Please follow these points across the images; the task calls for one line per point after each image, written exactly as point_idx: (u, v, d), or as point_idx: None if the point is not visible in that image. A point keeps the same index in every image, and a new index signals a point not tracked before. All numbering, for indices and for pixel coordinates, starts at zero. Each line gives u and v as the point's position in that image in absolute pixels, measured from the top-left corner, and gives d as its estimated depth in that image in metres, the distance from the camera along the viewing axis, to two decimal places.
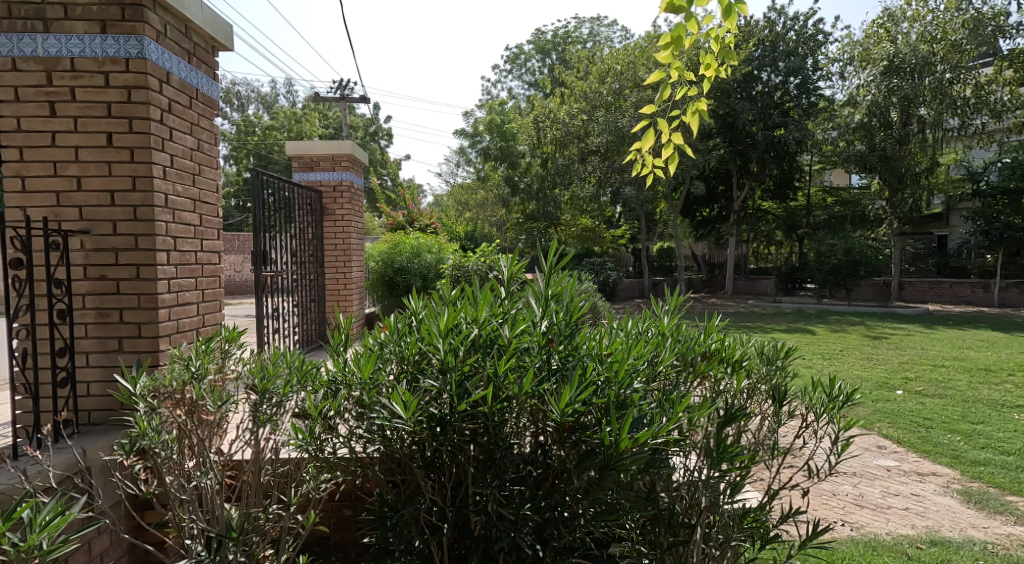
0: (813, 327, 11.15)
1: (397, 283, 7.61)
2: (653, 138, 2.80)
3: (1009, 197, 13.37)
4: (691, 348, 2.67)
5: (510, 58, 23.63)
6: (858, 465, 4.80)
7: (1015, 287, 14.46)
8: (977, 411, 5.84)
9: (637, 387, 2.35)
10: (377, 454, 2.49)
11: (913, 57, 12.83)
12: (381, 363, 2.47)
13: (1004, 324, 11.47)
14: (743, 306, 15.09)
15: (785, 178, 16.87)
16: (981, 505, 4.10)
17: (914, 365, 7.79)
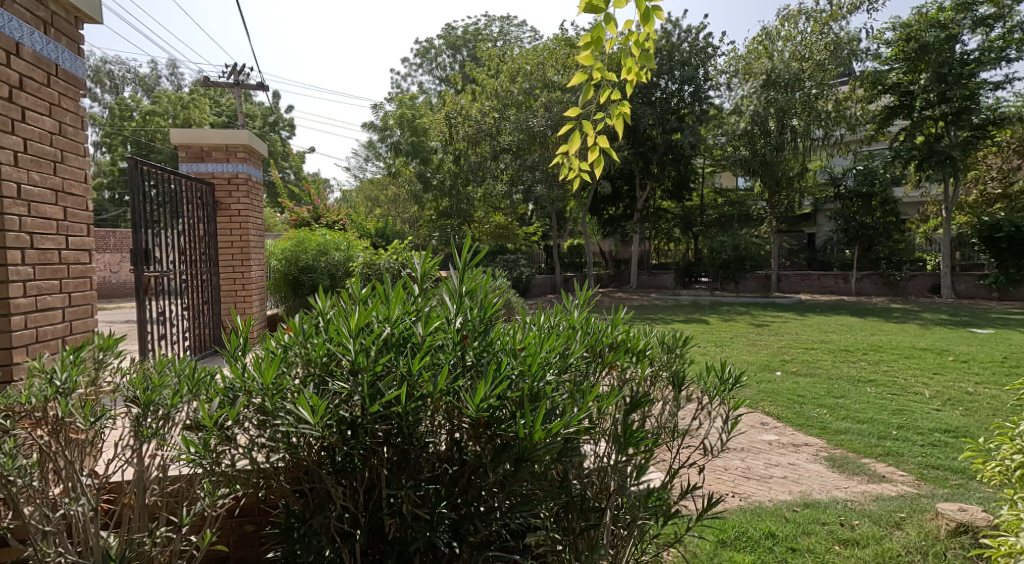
0: (707, 317, 11.55)
1: (302, 282, 7.32)
2: (578, 141, 2.76)
3: (862, 199, 14.84)
4: (599, 339, 2.66)
5: (419, 52, 23.26)
6: (744, 441, 4.94)
7: (868, 279, 16.04)
8: (838, 387, 6.28)
9: (549, 379, 2.31)
10: (280, 464, 2.33)
11: (786, 73, 14.05)
12: (286, 368, 2.31)
13: (862, 310, 12.68)
14: (646, 298, 15.52)
15: (682, 179, 17.44)
16: (842, 469, 4.36)
17: (790, 348, 8.25)
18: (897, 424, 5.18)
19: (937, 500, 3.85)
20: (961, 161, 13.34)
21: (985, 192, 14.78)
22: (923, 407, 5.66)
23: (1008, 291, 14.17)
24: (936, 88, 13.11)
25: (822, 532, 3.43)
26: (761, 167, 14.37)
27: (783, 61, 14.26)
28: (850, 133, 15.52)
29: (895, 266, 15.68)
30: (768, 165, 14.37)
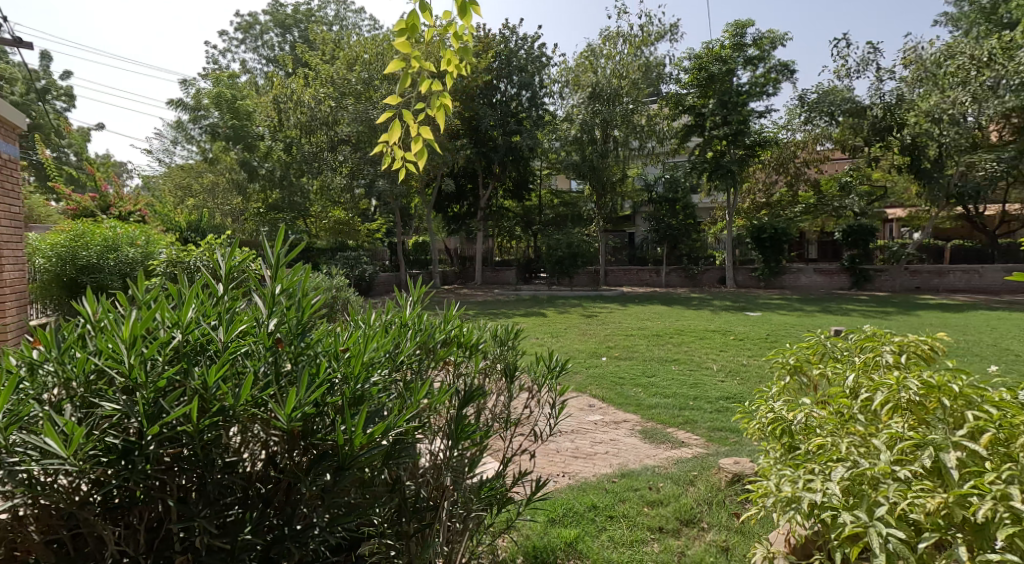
0: (544, 310, 12.58)
1: (82, 281, 7.47)
2: (398, 131, 3.28)
3: (668, 203, 17.49)
4: (403, 354, 2.94)
5: (243, 27, 22.87)
6: (573, 423, 5.80)
7: (675, 271, 18.77)
8: (650, 368, 7.53)
9: (374, 381, 2.42)
10: (26, 511, 2.10)
11: (608, 88, 15.47)
12: (31, 390, 2.10)
13: (667, 300, 14.73)
14: (489, 294, 16.36)
15: (521, 180, 18.50)
16: (654, 439, 5.35)
17: (615, 336, 9.43)
18: (693, 396, 6.43)
19: (719, 455, 4.93)
20: (737, 174, 16.24)
21: (753, 200, 18.86)
22: (712, 380, 7.09)
23: (771, 279, 18.17)
24: (721, 113, 15.81)
25: (634, 497, 4.14)
26: (590, 171, 15.89)
27: (605, 77, 15.62)
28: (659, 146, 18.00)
29: (692, 260, 18.59)
30: (596, 170, 15.88)
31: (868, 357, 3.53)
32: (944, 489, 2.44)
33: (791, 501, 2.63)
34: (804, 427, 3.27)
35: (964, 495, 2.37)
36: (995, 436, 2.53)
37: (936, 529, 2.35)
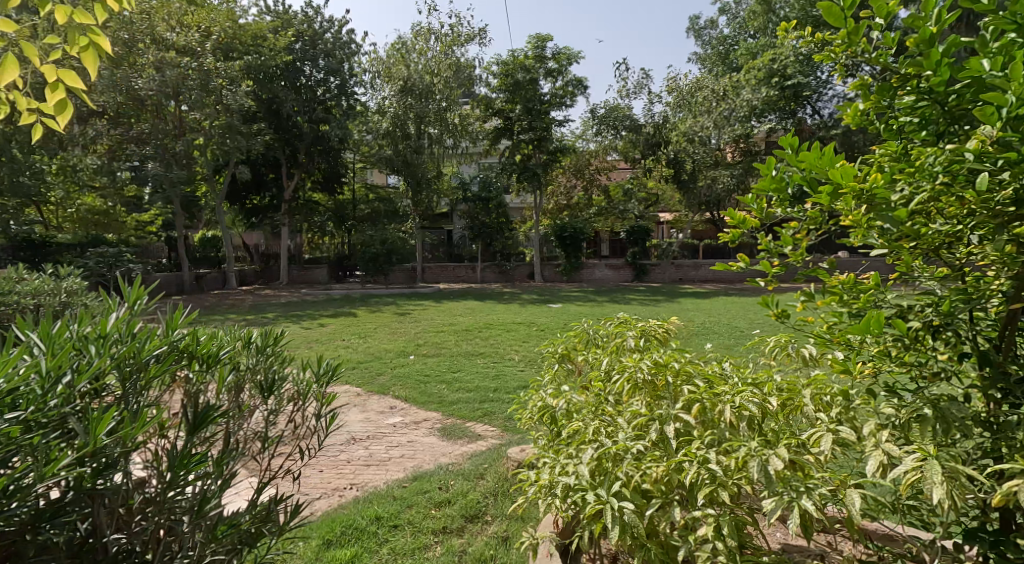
0: (355, 310, 13.14)
1: None
2: (30, 63, 2.91)
3: (482, 203, 18.15)
4: (76, 374, 2.25)
5: None
6: (372, 427, 6.36)
7: (490, 269, 19.94)
8: (457, 361, 8.64)
9: (11, 417, 2.02)
10: None
11: (420, 83, 16.56)
12: None
13: (481, 296, 15.71)
14: (296, 295, 16.43)
15: (332, 172, 18.93)
16: (452, 436, 6.10)
17: (430, 332, 10.47)
18: (495, 387, 7.53)
19: (509, 446, 5.78)
20: (543, 176, 17.73)
21: (557, 202, 20.93)
22: (511, 368, 8.29)
23: (574, 274, 20.09)
24: (526, 119, 17.19)
25: (422, 501, 4.37)
26: (403, 166, 16.83)
27: (417, 72, 16.69)
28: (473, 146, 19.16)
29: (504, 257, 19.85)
30: (410, 165, 16.83)
31: (618, 342, 4.77)
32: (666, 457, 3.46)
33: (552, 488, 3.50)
34: (564, 412, 4.29)
35: (677, 464, 3.31)
36: (699, 405, 3.64)
37: (659, 493, 3.28)
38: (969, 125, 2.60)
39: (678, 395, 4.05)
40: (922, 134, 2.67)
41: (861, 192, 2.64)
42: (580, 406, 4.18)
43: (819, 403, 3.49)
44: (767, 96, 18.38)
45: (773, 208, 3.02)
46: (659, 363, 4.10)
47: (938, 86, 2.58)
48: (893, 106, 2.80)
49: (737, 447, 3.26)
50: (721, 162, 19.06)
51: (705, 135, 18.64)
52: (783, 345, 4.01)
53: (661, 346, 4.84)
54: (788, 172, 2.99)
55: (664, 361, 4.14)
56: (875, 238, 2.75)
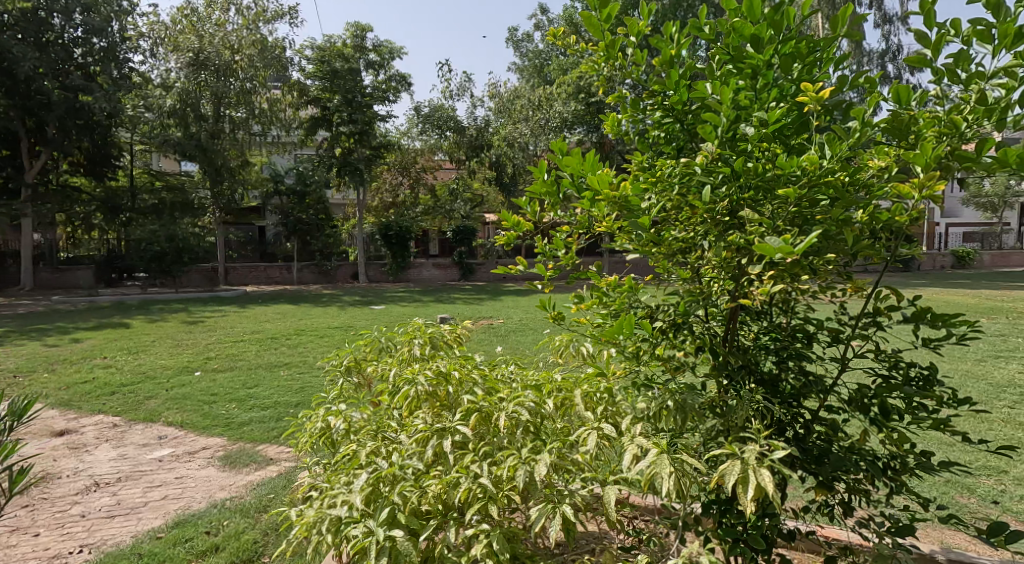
0: (129, 320, 11.76)
1: None
2: None
3: (297, 197, 17.27)
4: None
5: None
6: (132, 466, 6.19)
7: (307, 268, 18.87)
8: (256, 376, 8.71)
9: None
10: None
11: (217, 58, 15.15)
12: None
13: (295, 298, 14.66)
14: (49, 303, 14.37)
15: (100, 156, 16.77)
16: (234, 465, 6.19)
17: (220, 343, 10.21)
18: (295, 402, 7.74)
19: (299, 468, 6.00)
20: (365, 172, 17.12)
21: (381, 199, 20.32)
22: (314, 381, 8.53)
23: (400, 274, 19.63)
24: (346, 110, 16.24)
25: (179, 555, 4.53)
26: (197, 150, 15.16)
27: (212, 44, 15.18)
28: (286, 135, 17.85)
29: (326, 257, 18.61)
30: (206, 150, 15.24)
31: (404, 352, 4.84)
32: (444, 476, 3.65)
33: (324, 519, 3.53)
34: (343, 432, 4.29)
35: (452, 482, 3.53)
36: (479, 415, 3.87)
37: (436, 512, 3.51)
38: (699, 139, 3.39)
39: (461, 405, 4.17)
40: (667, 146, 3.44)
41: (614, 198, 3.17)
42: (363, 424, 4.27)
43: (588, 401, 3.84)
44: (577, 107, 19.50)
45: (551, 209, 3.55)
46: (440, 375, 4.20)
47: (677, 105, 3.31)
48: (642, 120, 3.51)
49: (509, 458, 3.58)
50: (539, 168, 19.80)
51: (524, 140, 19.28)
52: (565, 343, 4.30)
53: (449, 352, 4.96)
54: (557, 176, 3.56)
55: (445, 372, 4.25)
56: (631, 242, 3.34)
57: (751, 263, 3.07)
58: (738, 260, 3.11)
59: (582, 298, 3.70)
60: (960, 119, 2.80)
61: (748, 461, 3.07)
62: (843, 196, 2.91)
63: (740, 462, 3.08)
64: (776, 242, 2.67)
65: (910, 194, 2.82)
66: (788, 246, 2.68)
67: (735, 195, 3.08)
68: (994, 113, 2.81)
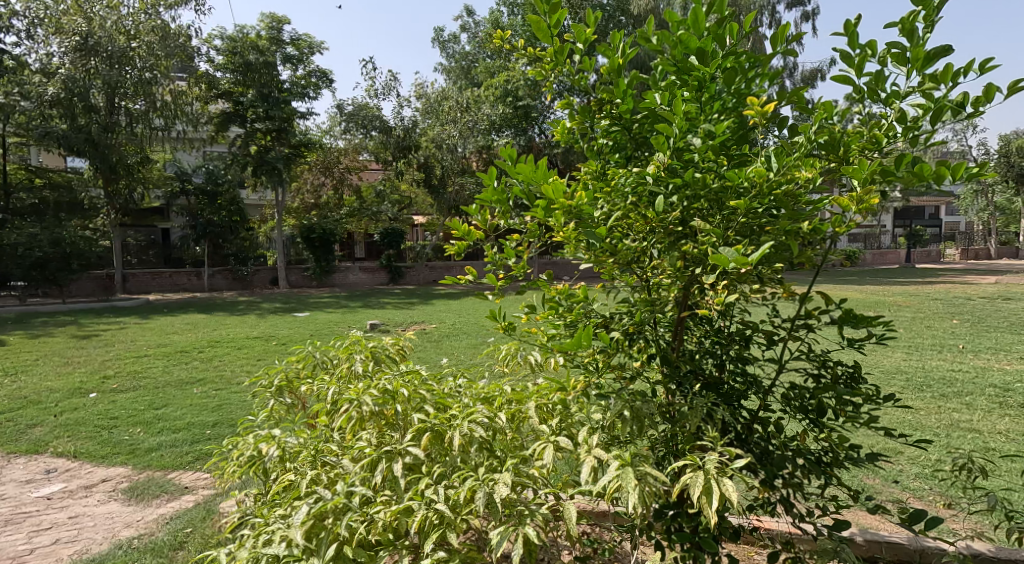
0: (6, 336, 10.62)
1: None
2: None
3: (208, 198, 16.41)
4: None
5: None
6: (15, 506, 5.52)
7: (220, 274, 17.73)
8: (165, 395, 7.92)
9: None
10: None
11: (109, 44, 13.88)
12: None
13: (208, 307, 13.67)
14: None
15: None
16: (140, 497, 5.53)
17: (119, 359, 9.30)
18: (213, 422, 7.01)
19: (220, 498, 5.41)
20: (285, 172, 16.25)
21: (302, 200, 19.56)
22: (234, 398, 7.80)
23: (324, 278, 18.81)
24: (262, 106, 15.60)
25: None
26: (86, 144, 13.97)
27: (102, 27, 13.89)
28: (194, 131, 16.73)
29: (241, 262, 17.58)
30: (97, 144, 14.08)
31: (345, 367, 4.63)
32: (395, 504, 3.45)
33: (258, 558, 3.32)
34: (277, 459, 4.02)
35: (405, 508, 3.41)
36: (430, 435, 3.66)
37: (388, 542, 3.36)
38: (648, 147, 3.54)
39: (408, 423, 4.00)
40: (615, 154, 3.55)
41: (569, 208, 3.26)
42: (299, 448, 4.02)
43: (542, 414, 3.60)
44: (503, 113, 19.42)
45: (498, 218, 3.62)
46: (385, 392, 3.97)
47: (625, 113, 3.47)
48: (589, 127, 3.59)
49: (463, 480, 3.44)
50: (467, 171, 19.23)
51: (452, 142, 18.66)
52: (512, 353, 4.16)
53: (392, 368, 4.78)
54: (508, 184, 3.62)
55: (391, 391, 4.02)
56: (585, 252, 3.49)
57: (705, 272, 3.22)
58: (692, 270, 3.26)
59: (534, 305, 3.61)
60: (882, 134, 3.10)
61: (709, 470, 3.09)
62: (791, 209, 3.10)
63: (701, 472, 3.09)
64: (731, 252, 2.87)
65: (848, 206, 3.05)
66: (740, 256, 2.89)
67: (686, 204, 3.23)
68: (912, 132, 3.06)
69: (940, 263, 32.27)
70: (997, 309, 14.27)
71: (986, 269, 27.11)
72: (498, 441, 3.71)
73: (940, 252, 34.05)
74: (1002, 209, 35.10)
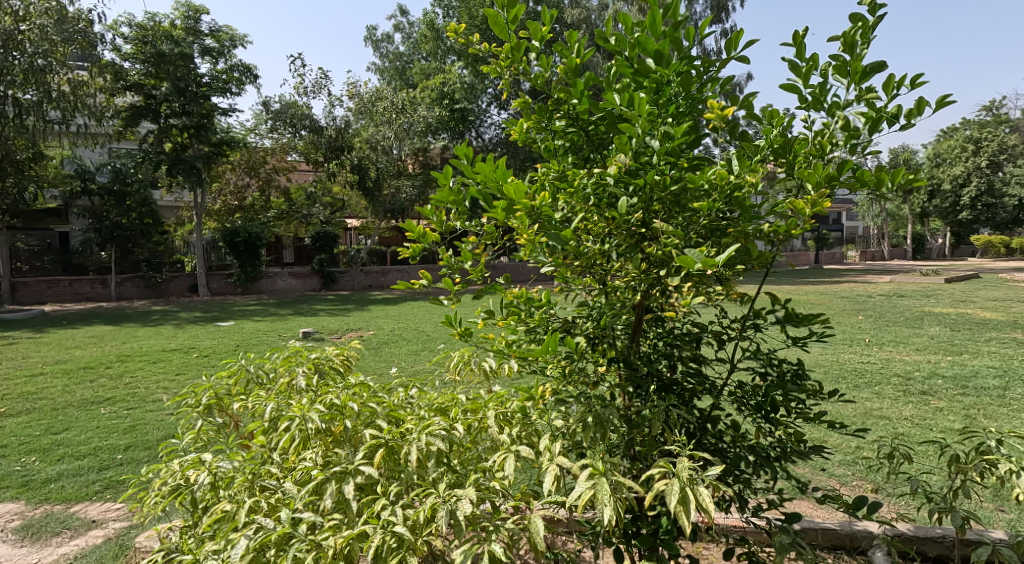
0: None
1: None
2: None
3: (114, 198, 15.14)
4: None
5: None
6: None
7: (129, 281, 16.46)
8: (66, 417, 7.07)
9: None
10: None
11: None
12: None
13: (116, 317, 12.61)
14: None
15: None
16: (37, 536, 4.79)
17: (10, 379, 8.31)
18: (124, 445, 6.23)
19: (136, 531, 4.77)
20: (202, 171, 15.42)
21: (224, 203, 18.35)
22: (150, 418, 7.00)
23: (249, 285, 17.84)
24: (177, 100, 14.72)
25: None
26: None
27: None
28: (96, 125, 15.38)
29: (154, 268, 16.56)
30: None
31: (286, 382, 4.05)
32: (346, 529, 3.03)
33: None
34: (209, 488, 3.36)
35: (360, 533, 2.99)
36: (384, 451, 3.24)
37: None
38: (606, 148, 3.17)
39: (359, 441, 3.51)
40: (571, 156, 3.22)
41: (531, 209, 2.93)
42: (233, 473, 3.37)
43: (501, 423, 3.33)
44: (439, 115, 18.80)
45: (454, 221, 3.22)
46: (333, 407, 3.48)
47: (582, 115, 3.14)
48: (548, 128, 3.27)
49: (425, 497, 3.10)
50: (402, 172, 18.87)
51: (387, 143, 18.10)
52: (466, 360, 3.76)
53: (338, 381, 4.20)
54: (463, 182, 3.24)
55: (339, 405, 3.52)
56: (544, 256, 3.06)
57: (670, 275, 2.93)
58: (657, 272, 2.96)
59: (489, 312, 3.23)
60: (827, 141, 2.91)
61: (682, 477, 2.78)
62: (744, 209, 2.90)
63: (675, 481, 2.77)
64: (696, 254, 2.61)
65: (802, 210, 2.84)
66: (706, 258, 2.63)
67: (646, 206, 2.93)
68: (854, 142, 2.96)
69: (843, 263, 33.28)
70: (895, 305, 14.59)
71: (884, 269, 28.02)
72: (455, 454, 3.38)
73: (844, 253, 35.14)
74: (897, 213, 36.58)
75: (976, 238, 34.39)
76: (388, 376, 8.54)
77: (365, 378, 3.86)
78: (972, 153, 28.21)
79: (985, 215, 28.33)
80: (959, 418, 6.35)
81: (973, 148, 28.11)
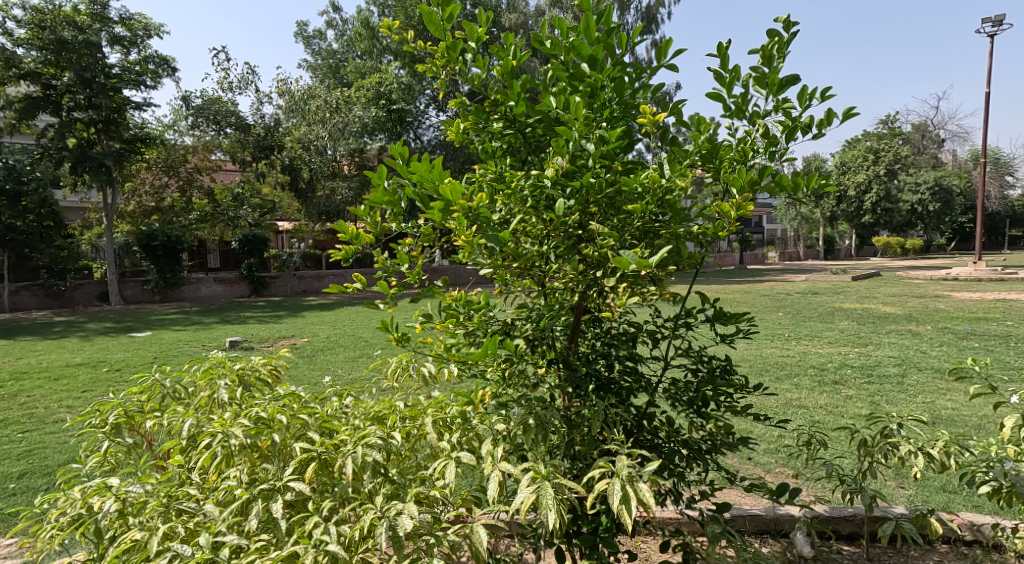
0: None
1: None
2: None
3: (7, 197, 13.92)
4: None
5: None
6: None
7: (25, 291, 15.25)
8: None
9: None
10: None
11: None
12: None
13: (11, 330, 11.53)
14: None
15: None
16: None
17: None
18: (18, 472, 5.45)
19: None
20: (113, 169, 14.42)
21: (140, 204, 17.15)
22: (51, 441, 6.22)
23: (169, 292, 16.76)
24: (82, 91, 13.61)
25: None
26: None
27: None
28: None
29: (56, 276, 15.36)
30: None
31: (206, 396, 3.37)
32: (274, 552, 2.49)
33: None
34: (117, 516, 2.68)
35: (291, 555, 2.44)
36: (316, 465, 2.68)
37: None
38: (544, 152, 2.74)
39: (289, 456, 2.90)
40: (508, 158, 2.77)
41: (468, 209, 2.45)
42: (147, 498, 2.71)
43: (439, 428, 2.76)
44: (375, 115, 18.10)
45: (388, 223, 2.70)
46: (258, 420, 2.87)
47: (520, 117, 2.67)
48: (483, 132, 2.79)
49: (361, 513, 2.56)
50: (338, 173, 18.02)
51: (321, 143, 17.51)
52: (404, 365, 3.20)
53: (267, 394, 3.56)
54: (401, 183, 2.72)
55: (266, 419, 2.91)
56: (483, 258, 2.57)
57: (606, 277, 2.50)
58: (594, 273, 2.51)
59: (427, 315, 2.70)
60: (749, 145, 2.54)
61: (620, 473, 2.32)
62: (676, 211, 2.48)
63: (614, 478, 2.31)
64: (630, 254, 2.18)
65: (728, 213, 2.43)
66: (640, 259, 2.20)
67: (583, 207, 2.48)
68: (772, 150, 2.58)
69: (762, 263, 33.92)
70: (809, 302, 14.73)
71: (798, 269, 28.63)
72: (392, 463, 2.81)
73: (765, 254, 35.84)
74: (809, 215, 37.51)
75: (876, 239, 35.50)
76: (324, 385, 7.89)
77: (296, 388, 3.24)
78: (871, 162, 28.77)
79: (883, 220, 29.15)
80: (866, 404, 6.16)
81: (873, 158, 28.73)
